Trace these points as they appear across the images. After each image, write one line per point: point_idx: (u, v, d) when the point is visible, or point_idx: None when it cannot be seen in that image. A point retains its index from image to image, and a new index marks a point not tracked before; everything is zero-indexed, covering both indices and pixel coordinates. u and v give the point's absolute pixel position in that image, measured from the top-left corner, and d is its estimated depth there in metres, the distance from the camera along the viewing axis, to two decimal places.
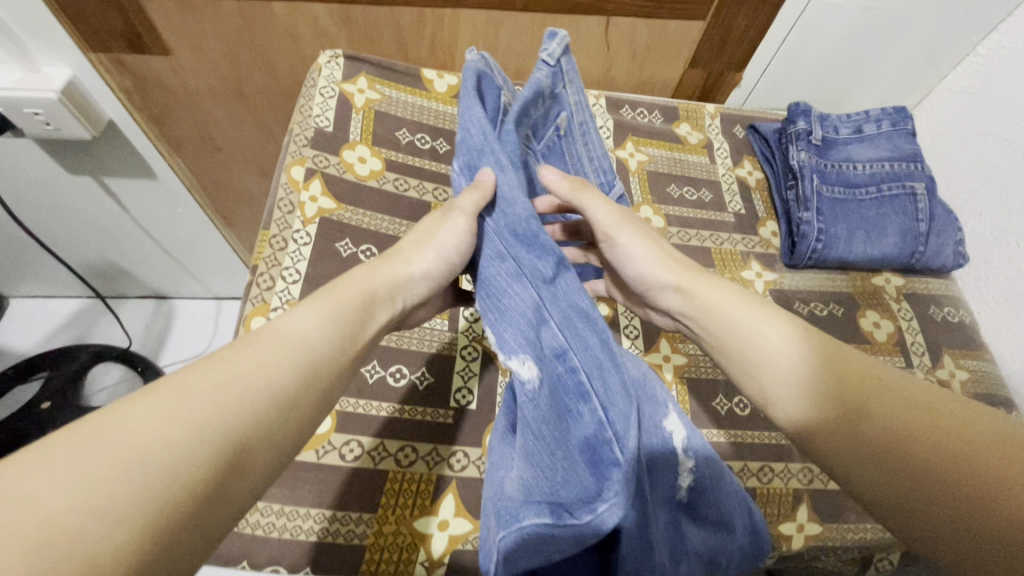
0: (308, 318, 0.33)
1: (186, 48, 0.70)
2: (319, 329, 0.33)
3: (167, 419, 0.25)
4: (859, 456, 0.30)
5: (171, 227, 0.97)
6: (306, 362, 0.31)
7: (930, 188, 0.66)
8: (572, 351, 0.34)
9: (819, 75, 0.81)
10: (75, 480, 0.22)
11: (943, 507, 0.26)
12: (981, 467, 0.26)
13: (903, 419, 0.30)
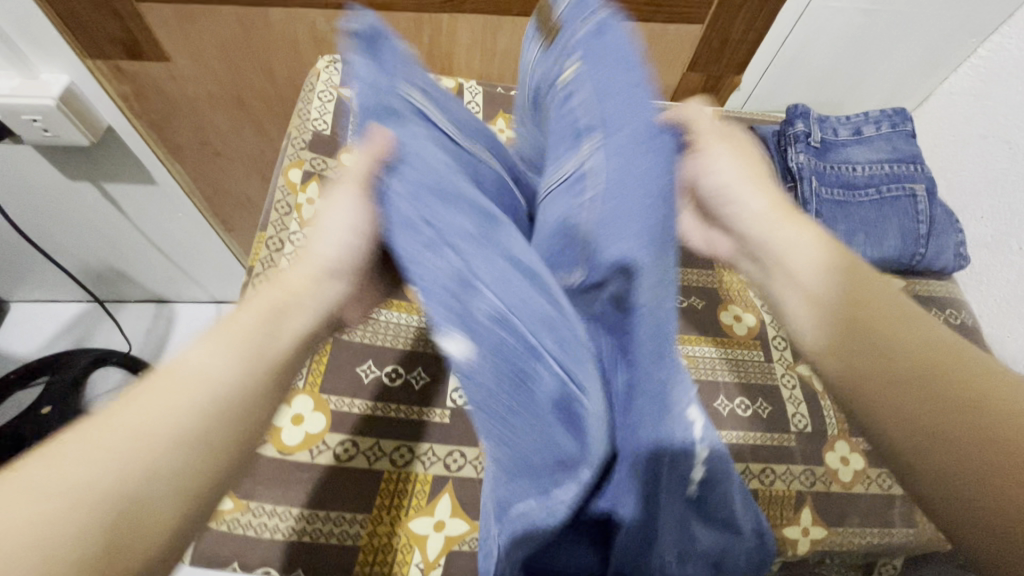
0: (204, 354, 0.30)
1: (185, 53, 0.70)
2: (221, 362, 0.30)
3: (66, 483, 0.23)
4: (863, 376, 0.32)
5: (171, 232, 0.98)
6: (214, 393, 0.29)
7: (930, 189, 0.66)
8: (508, 313, 0.24)
9: (819, 77, 0.81)
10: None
11: (924, 427, 0.29)
12: (965, 395, 0.29)
13: (909, 349, 0.32)
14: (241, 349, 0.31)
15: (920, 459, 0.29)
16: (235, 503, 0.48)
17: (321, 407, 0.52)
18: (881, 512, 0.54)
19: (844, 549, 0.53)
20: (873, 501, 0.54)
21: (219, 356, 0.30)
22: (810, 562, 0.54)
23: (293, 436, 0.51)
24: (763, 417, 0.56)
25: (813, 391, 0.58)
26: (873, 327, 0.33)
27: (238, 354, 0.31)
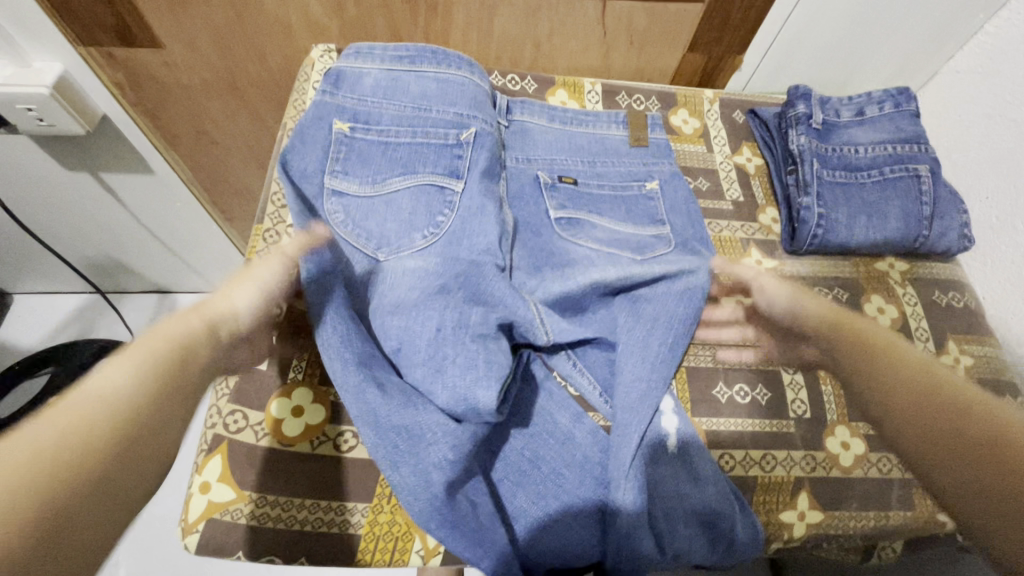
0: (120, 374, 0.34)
1: (179, 41, 0.70)
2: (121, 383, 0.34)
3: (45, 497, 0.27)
4: (942, 449, 0.40)
5: (170, 222, 0.98)
6: (117, 414, 0.32)
7: (934, 170, 0.64)
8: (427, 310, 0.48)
9: (821, 58, 0.80)
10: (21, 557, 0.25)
11: (1003, 490, 0.36)
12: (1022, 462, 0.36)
13: (961, 431, 0.40)
14: (146, 372, 0.35)
15: (958, 493, 0.38)
16: (235, 493, 0.48)
17: (319, 398, 0.52)
18: (880, 496, 0.54)
19: (843, 533, 0.52)
20: (870, 485, 0.54)
21: (118, 374, 0.34)
22: (807, 547, 0.54)
23: (294, 427, 0.51)
24: (762, 404, 0.56)
25: (815, 375, 0.58)
26: (896, 387, 0.44)
27: (142, 371, 0.35)
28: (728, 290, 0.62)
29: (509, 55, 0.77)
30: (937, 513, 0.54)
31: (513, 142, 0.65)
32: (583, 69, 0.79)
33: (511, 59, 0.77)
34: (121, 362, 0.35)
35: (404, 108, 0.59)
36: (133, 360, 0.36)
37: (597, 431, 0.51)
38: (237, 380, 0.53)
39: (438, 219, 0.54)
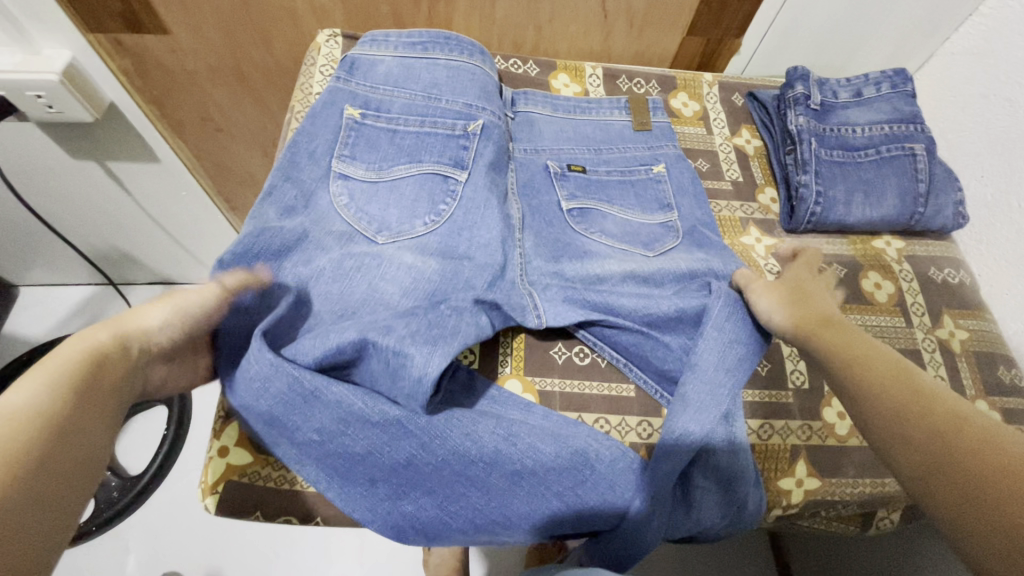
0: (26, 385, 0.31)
1: (185, 28, 0.71)
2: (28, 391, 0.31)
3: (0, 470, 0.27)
4: (907, 453, 0.35)
5: (176, 212, 0.99)
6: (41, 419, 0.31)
7: (930, 148, 0.65)
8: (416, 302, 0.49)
9: (819, 40, 0.81)
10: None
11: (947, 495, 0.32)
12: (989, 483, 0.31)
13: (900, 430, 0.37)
14: (62, 387, 0.32)
15: (946, 512, 0.32)
16: (254, 458, 0.49)
17: None
18: (876, 464, 0.55)
19: (841, 500, 0.54)
20: (866, 454, 0.55)
21: (31, 393, 0.31)
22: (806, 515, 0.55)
23: None
24: (762, 374, 0.57)
25: None
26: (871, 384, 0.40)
27: (59, 391, 0.32)
28: None
29: (511, 40, 0.78)
30: None
31: (520, 134, 0.66)
32: (585, 53, 0.80)
33: (513, 44, 0.78)
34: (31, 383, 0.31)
35: (415, 96, 0.60)
36: (40, 378, 0.32)
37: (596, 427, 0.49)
38: None
39: (440, 207, 0.56)
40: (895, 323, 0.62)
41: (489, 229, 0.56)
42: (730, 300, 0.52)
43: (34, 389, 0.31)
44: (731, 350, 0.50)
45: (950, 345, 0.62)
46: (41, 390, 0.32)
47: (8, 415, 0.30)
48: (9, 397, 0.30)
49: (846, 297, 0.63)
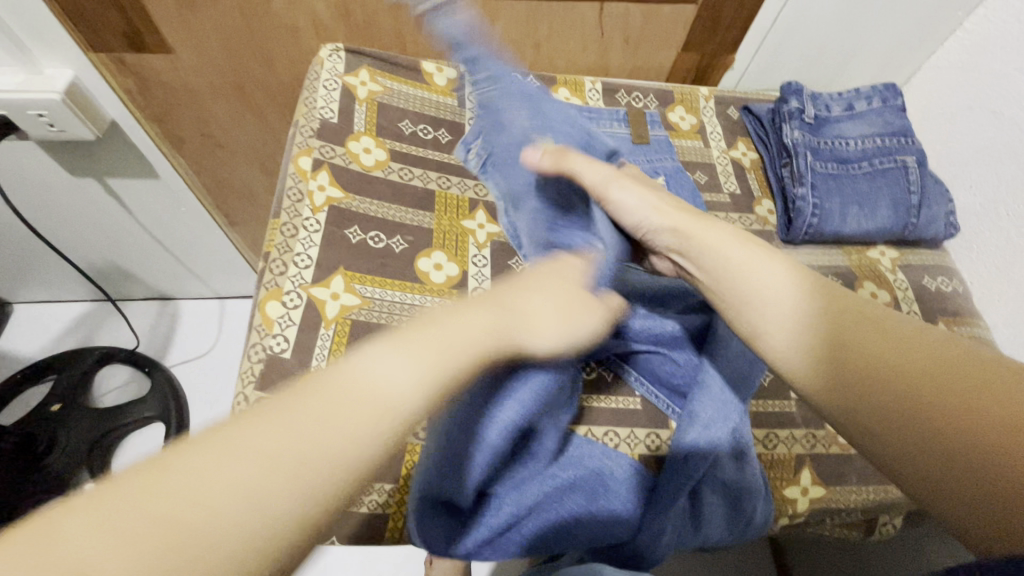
0: (394, 364, 0.27)
1: (187, 45, 0.71)
2: (400, 371, 0.27)
3: (252, 463, 0.22)
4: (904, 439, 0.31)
5: (175, 227, 0.99)
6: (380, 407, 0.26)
7: (920, 160, 0.67)
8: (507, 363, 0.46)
9: (810, 55, 0.83)
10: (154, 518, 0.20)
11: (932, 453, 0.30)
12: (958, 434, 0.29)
13: (888, 396, 0.33)
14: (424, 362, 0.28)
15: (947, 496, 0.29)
16: None
17: None
18: (877, 471, 0.56)
19: (844, 507, 0.55)
20: (867, 460, 0.57)
21: (393, 370, 0.27)
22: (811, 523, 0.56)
23: None
24: (764, 384, 0.58)
25: None
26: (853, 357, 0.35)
27: (428, 377, 0.28)
28: None
29: None
30: None
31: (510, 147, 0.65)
32: (582, 69, 0.82)
33: None
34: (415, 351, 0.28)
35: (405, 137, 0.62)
36: (398, 348, 0.28)
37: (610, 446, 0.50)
38: (262, 367, 0.47)
39: None
40: None
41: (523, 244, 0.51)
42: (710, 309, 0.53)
43: (400, 365, 0.27)
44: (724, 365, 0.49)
45: None
46: (413, 376, 0.27)
47: (373, 402, 0.26)
48: (375, 373, 0.27)
49: None
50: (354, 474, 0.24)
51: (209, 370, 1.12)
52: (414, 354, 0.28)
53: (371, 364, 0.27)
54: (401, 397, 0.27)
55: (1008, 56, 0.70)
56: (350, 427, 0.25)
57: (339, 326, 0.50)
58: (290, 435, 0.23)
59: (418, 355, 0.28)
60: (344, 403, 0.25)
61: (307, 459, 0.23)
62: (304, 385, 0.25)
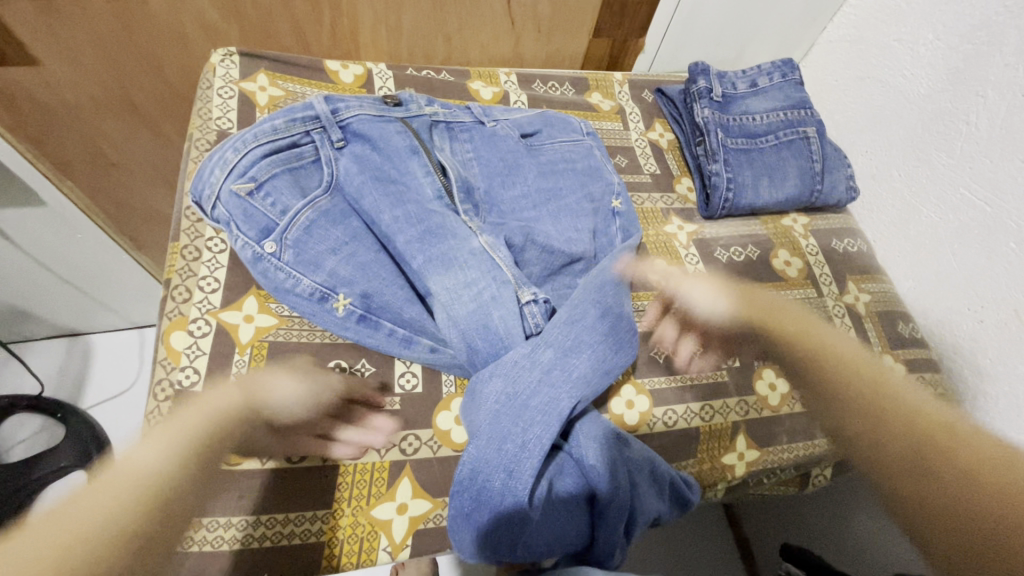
0: (144, 450, 0.39)
1: (56, 57, 0.64)
2: (147, 454, 0.38)
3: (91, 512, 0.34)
4: None
5: (69, 257, 0.90)
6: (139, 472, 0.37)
7: (820, 131, 0.71)
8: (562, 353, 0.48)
9: (714, 36, 0.85)
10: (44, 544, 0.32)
11: None
12: None
13: None
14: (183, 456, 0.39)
15: None
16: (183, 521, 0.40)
17: (264, 411, 0.45)
18: (805, 428, 0.59)
19: (778, 466, 0.58)
20: (796, 419, 0.59)
21: (152, 455, 0.38)
22: (749, 484, 0.59)
23: (238, 445, 0.43)
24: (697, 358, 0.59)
25: (738, 328, 0.63)
26: None
27: (172, 452, 0.39)
28: (654, 258, 0.65)
29: (421, 52, 0.76)
30: None
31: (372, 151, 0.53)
32: (496, 61, 0.80)
33: (424, 55, 0.77)
34: (154, 445, 0.39)
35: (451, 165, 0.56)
36: (158, 440, 0.39)
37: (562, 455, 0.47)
38: (170, 404, 0.44)
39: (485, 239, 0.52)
40: (807, 294, 0.67)
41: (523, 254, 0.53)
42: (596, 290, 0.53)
43: (147, 448, 0.39)
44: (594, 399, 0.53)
45: (856, 309, 0.68)
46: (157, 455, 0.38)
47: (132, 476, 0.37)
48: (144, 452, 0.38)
49: (761, 277, 0.67)
50: (150, 485, 0.37)
51: (131, 407, 1.03)
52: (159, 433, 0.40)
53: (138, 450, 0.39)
54: (155, 463, 0.38)
55: (891, 29, 0.76)
56: (119, 496, 0.36)
57: (255, 350, 0.47)
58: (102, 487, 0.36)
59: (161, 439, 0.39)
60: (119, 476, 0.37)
61: (134, 488, 0.36)
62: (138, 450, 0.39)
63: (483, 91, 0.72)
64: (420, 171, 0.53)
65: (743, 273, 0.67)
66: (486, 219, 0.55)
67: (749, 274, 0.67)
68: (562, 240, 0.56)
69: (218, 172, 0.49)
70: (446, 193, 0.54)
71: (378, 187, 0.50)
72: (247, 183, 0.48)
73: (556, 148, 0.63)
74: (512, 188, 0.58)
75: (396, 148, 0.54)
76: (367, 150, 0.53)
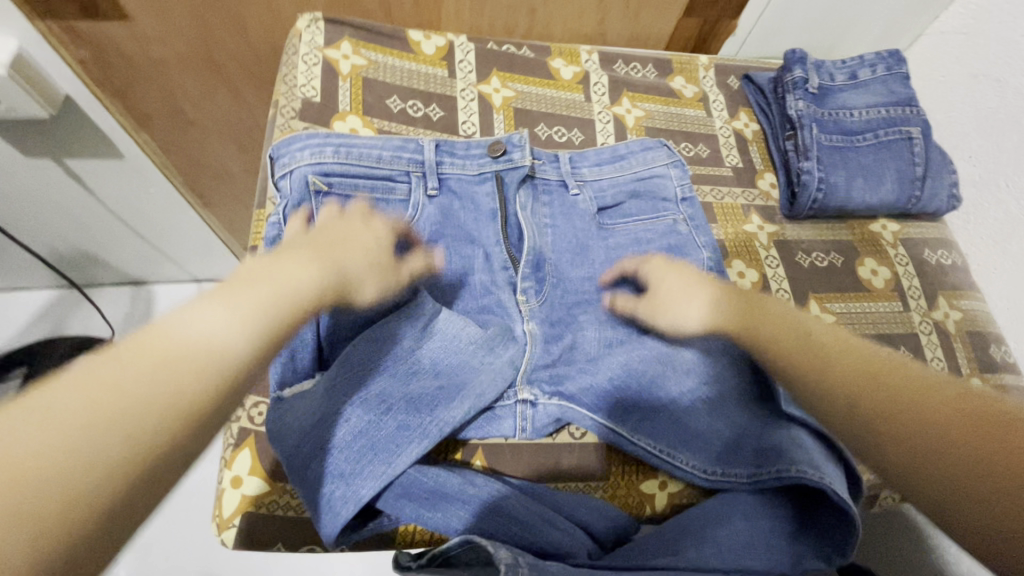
0: (205, 312, 0.27)
1: (147, 12, 0.64)
2: (217, 319, 0.27)
3: (213, 335, 0.27)
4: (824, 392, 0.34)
5: (144, 210, 0.94)
6: (219, 363, 0.26)
7: (925, 131, 0.66)
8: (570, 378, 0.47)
9: (814, 21, 0.79)
10: (107, 409, 0.23)
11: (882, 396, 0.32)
12: (877, 412, 0.31)
13: (858, 398, 0.33)
14: (252, 325, 0.28)
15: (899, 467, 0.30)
16: (268, 485, 0.40)
17: None
18: None
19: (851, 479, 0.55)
20: None
21: (213, 315, 0.27)
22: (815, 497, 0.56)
23: None
24: None
25: None
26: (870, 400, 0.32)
27: (245, 324, 0.28)
28: (731, 260, 0.63)
29: (502, 24, 0.73)
30: None
31: (456, 206, 0.53)
32: (577, 38, 0.77)
33: (504, 28, 0.74)
34: (216, 306, 0.28)
35: (528, 220, 0.54)
36: (229, 300, 0.29)
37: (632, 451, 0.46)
38: None
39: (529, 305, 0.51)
40: (893, 308, 0.64)
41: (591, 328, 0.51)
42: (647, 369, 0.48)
43: (224, 314, 0.28)
44: (657, 423, 0.47)
45: (945, 327, 0.64)
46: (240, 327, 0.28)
47: (207, 350, 0.26)
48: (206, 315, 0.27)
49: (845, 285, 0.64)
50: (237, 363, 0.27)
51: None
52: (255, 302, 0.29)
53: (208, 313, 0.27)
54: (228, 331, 0.27)
55: (1017, 22, 0.68)
56: (191, 369, 0.25)
57: None
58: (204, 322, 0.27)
59: (230, 305, 0.28)
60: (201, 337, 0.26)
61: (182, 384, 0.25)
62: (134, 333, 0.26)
63: (563, 70, 0.70)
64: (494, 237, 0.53)
65: (825, 280, 0.64)
66: (546, 299, 0.52)
67: (832, 282, 0.64)
68: (614, 324, 0.51)
69: (309, 152, 0.49)
70: (513, 264, 0.52)
71: (449, 248, 0.52)
72: (326, 181, 0.48)
73: (632, 227, 0.58)
74: (576, 261, 0.55)
75: (469, 188, 0.54)
76: (454, 204, 0.53)
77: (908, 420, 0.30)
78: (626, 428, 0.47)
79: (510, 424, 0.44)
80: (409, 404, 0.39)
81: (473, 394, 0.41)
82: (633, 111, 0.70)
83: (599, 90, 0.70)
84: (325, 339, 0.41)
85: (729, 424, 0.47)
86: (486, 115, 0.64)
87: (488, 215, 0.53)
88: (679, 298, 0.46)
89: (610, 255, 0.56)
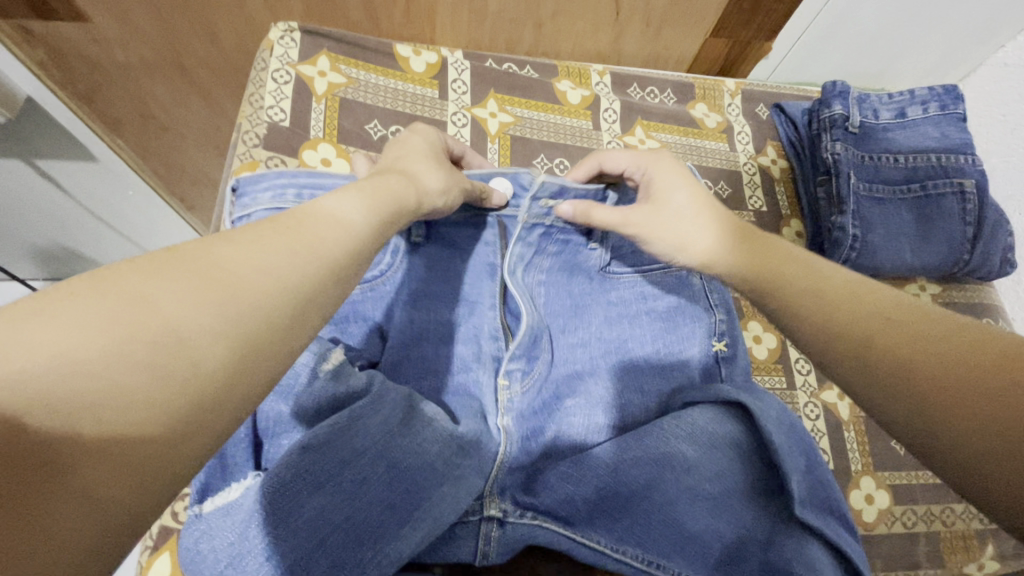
0: (344, 199, 0.29)
1: (108, 13, 0.58)
2: (349, 205, 0.29)
3: (346, 215, 0.28)
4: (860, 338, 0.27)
5: (127, 215, 0.85)
6: (351, 238, 0.27)
7: (981, 184, 0.57)
8: (549, 475, 0.43)
9: (859, 47, 0.70)
10: (264, 251, 0.23)
11: (920, 358, 0.24)
12: (916, 366, 0.24)
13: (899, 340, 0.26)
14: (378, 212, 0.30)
15: (916, 419, 0.23)
16: None
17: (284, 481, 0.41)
18: (906, 552, 0.51)
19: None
20: (893, 543, 0.51)
21: (347, 203, 0.29)
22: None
23: None
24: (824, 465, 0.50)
25: (837, 421, 0.54)
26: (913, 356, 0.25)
27: (376, 212, 0.30)
28: (747, 322, 0.56)
29: (504, 38, 0.65)
30: (964, 565, 0.52)
31: (436, 265, 0.50)
32: (589, 56, 0.69)
33: (506, 43, 0.66)
34: (350, 197, 0.30)
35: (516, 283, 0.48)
36: (359, 196, 0.31)
37: (618, 559, 0.40)
38: None
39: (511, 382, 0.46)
40: None
41: (584, 413, 0.46)
42: (645, 462, 0.40)
43: (352, 199, 0.30)
44: (650, 536, 0.40)
45: None
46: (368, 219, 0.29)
47: (340, 223, 0.28)
48: (225, 255, 0.22)
49: None
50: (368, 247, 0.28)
51: None
52: (367, 195, 0.32)
53: (245, 245, 0.23)
54: (363, 221, 0.29)
55: None
56: (332, 238, 0.26)
57: None
58: (258, 237, 0.24)
59: (360, 196, 0.30)
60: (296, 238, 0.25)
61: (268, 294, 0.22)
62: (137, 257, 0.21)
63: (570, 94, 0.62)
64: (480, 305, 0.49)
65: None
66: (532, 375, 0.48)
67: None
68: (606, 406, 0.46)
69: (241, 198, 0.42)
70: (504, 335, 0.49)
71: (427, 309, 0.48)
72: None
73: (633, 286, 0.52)
74: (567, 330, 0.50)
75: (464, 242, 0.51)
76: (438, 261, 0.50)
77: (945, 376, 0.23)
78: (608, 540, 0.41)
79: (470, 545, 0.40)
80: (349, 534, 0.31)
81: (430, 516, 0.35)
82: (647, 142, 0.62)
83: (610, 117, 0.62)
84: (261, 428, 0.36)
85: (732, 526, 0.38)
86: (479, 144, 0.57)
87: (477, 280, 0.50)
88: (688, 221, 0.42)
89: (610, 317, 0.51)
